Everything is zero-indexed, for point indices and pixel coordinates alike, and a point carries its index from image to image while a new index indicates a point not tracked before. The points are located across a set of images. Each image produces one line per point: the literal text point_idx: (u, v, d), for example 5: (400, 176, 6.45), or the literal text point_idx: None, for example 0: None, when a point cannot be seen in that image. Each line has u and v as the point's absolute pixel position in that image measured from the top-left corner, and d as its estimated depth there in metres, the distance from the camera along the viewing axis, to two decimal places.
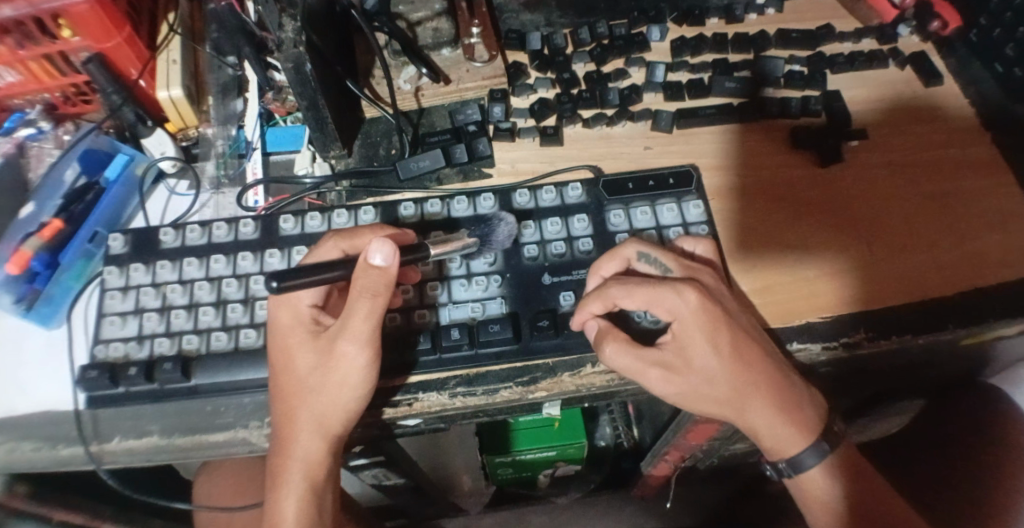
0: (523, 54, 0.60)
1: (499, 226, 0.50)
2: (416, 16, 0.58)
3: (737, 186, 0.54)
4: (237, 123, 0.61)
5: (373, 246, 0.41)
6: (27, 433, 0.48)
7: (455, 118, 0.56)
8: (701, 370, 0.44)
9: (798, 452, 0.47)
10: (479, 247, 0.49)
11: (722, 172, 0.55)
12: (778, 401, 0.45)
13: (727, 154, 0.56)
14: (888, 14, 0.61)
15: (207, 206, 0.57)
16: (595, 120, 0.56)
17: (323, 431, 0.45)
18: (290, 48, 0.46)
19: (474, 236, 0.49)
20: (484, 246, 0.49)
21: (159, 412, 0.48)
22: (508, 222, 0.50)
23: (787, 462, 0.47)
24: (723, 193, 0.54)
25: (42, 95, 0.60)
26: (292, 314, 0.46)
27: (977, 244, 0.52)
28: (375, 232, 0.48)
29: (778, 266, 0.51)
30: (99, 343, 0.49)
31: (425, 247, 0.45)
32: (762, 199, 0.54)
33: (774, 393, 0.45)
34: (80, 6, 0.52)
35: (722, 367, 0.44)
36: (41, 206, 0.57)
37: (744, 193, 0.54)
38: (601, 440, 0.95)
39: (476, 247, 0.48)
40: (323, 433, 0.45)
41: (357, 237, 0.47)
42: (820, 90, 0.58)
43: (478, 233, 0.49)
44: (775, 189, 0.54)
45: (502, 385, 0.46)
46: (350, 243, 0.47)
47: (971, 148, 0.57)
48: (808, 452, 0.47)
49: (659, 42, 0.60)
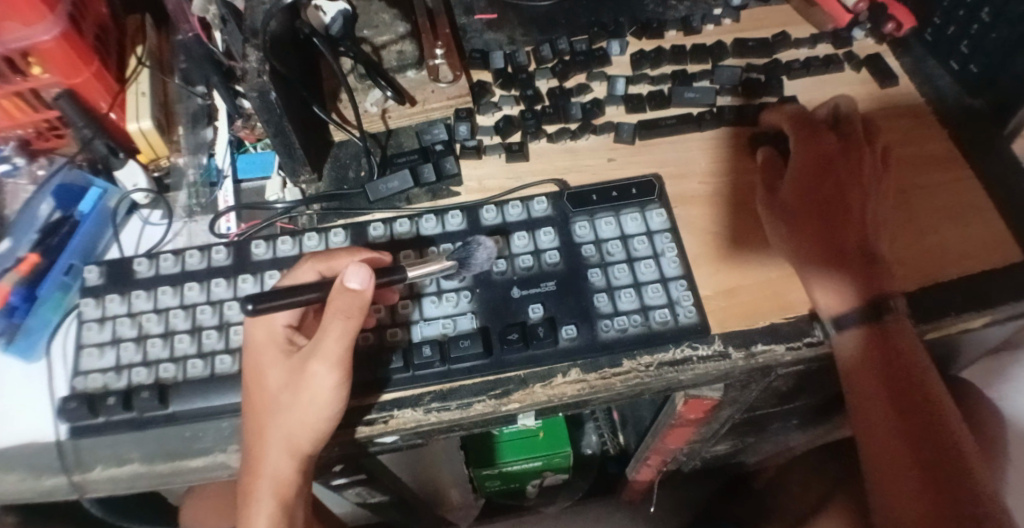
0: (487, 73, 0.61)
1: (477, 249, 0.50)
2: (380, 40, 0.60)
3: (703, 192, 0.55)
4: (207, 152, 0.62)
5: (349, 271, 0.42)
6: (8, 466, 0.49)
7: (422, 138, 0.57)
8: (787, 212, 0.53)
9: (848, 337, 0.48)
10: (457, 270, 0.49)
11: (685, 180, 0.56)
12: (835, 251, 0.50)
13: (691, 163, 0.57)
14: (842, 19, 0.63)
15: (180, 234, 0.58)
16: (559, 134, 0.57)
17: (294, 449, 0.45)
18: (254, 77, 0.47)
19: (452, 258, 0.49)
20: (461, 269, 0.49)
21: (138, 440, 0.48)
22: (486, 245, 0.50)
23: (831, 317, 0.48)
24: (689, 201, 0.55)
25: (14, 132, 0.61)
26: (268, 331, 0.47)
27: (935, 239, 0.53)
28: (344, 253, 0.48)
29: (750, 263, 0.52)
30: (78, 375, 0.50)
31: (402, 269, 0.46)
32: (728, 204, 0.55)
33: (828, 269, 0.50)
34: (47, 43, 0.53)
35: (804, 220, 0.52)
36: (17, 240, 0.58)
37: (707, 199, 0.55)
38: (587, 448, 0.97)
39: (454, 268, 0.49)
40: (294, 454, 0.46)
41: (334, 259, 0.48)
42: (777, 96, 0.60)
43: (455, 256, 0.49)
44: (741, 193, 0.56)
45: (475, 399, 0.47)
46: (327, 265, 0.48)
47: (928, 145, 0.58)
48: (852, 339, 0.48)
49: (619, 56, 0.62)
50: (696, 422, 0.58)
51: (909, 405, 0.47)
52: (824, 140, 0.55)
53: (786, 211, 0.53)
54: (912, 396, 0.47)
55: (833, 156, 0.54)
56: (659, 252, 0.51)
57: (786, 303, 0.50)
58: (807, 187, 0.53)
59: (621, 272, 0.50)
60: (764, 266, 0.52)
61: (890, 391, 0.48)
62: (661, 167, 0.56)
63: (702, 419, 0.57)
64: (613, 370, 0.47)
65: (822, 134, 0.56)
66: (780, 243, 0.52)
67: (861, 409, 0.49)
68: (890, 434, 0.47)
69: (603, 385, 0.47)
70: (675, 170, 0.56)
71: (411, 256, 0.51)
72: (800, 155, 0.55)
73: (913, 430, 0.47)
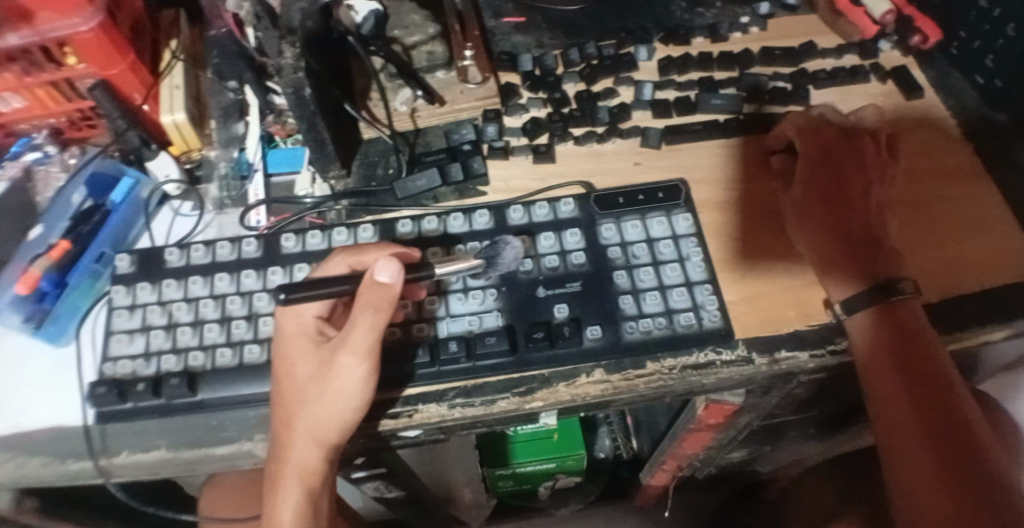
0: (515, 75, 0.62)
1: (505, 249, 0.51)
2: (411, 40, 0.61)
3: (730, 196, 0.56)
4: (238, 146, 0.62)
5: (379, 264, 0.43)
6: (35, 449, 0.50)
7: (451, 138, 0.58)
8: (798, 207, 0.54)
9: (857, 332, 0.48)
10: (485, 267, 0.50)
11: (708, 186, 0.57)
12: (848, 242, 0.51)
13: (717, 169, 0.57)
14: (868, 30, 0.64)
15: (210, 226, 0.59)
16: (585, 137, 0.58)
17: (320, 438, 0.46)
18: (290, 73, 0.48)
19: (481, 256, 0.51)
20: (489, 267, 0.50)
21: (164, 427, 0.49)
22: (514, 245, 0.51)
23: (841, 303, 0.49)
24: (713, 207, 0.55)
25: (47, 120, 0.62)
26: (297, 322, 0.47)
27: (956, 251, 0.53)
28: (374, 247, 0.49)
29: (773, 266, 0.53)
30: (107, 361, 0.51)
31: (430, 266, 0.47)
32: (752, 209, 0.56)
33: (846, 271, 0.50)
34: (84, 35, 0.54)
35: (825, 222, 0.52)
36: (49, 227, 0.59)
37: (732, 205, 0.56)
38: (599, 452, 0.95)
39: (481, 268, 0.50)
40: (320, 443, 0.46)
41: (364, 253, 0.49)
42: (803, 104, 0.60)
43: (483, 255, 0.51)
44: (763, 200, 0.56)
45: (499, 396, 0.47)
46: (357, 259, 0.48)
47: (949, 158, 0.58)
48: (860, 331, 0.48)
49: (646, 62, 0.63)
50: (715, 428, 0.58)
51: (922, 392, 0.47)
52: (844, 141, 0.56)
53: (805, 213, 0.53)
54: (924, 379, 0.47)
55: (852, 160, 0.55)
56: (684, 256, 0.51)
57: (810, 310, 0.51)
58: (816, 181, 0.54)
59: (646, 274, 0.50)
60: (785, 271, 0.52)
61: (907, 384, 0.47)
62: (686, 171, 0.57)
63: (721, 424, 0.57)
64: (637, 371, 0.47)
65: (829, 129, 0.56)
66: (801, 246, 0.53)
67: (875, 393, 0.48)
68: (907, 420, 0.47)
69: (626, 386, 0.47)
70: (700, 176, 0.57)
71: (438, 253, 0.51)
72: (807, 149, 0.55)
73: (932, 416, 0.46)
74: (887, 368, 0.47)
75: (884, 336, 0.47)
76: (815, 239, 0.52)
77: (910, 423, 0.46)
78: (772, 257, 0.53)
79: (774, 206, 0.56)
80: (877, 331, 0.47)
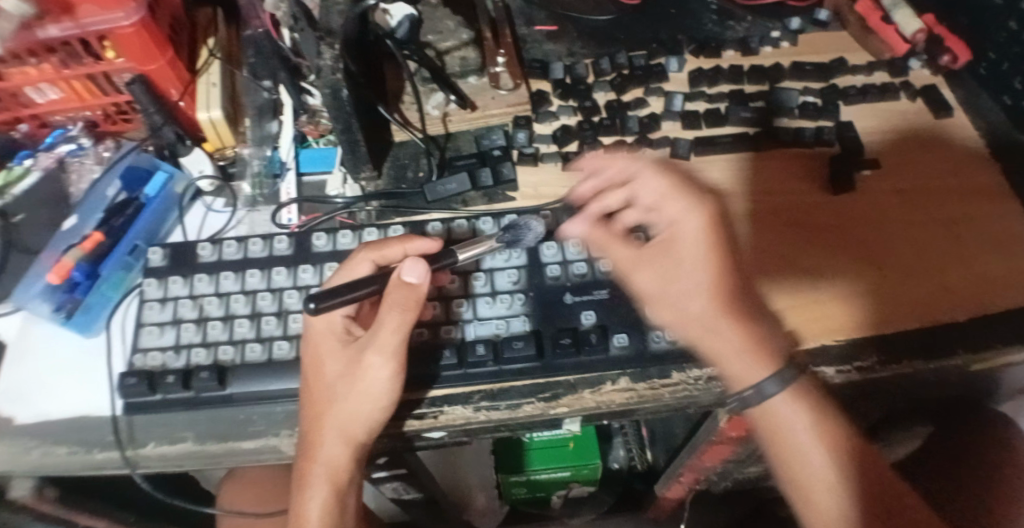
0: (546, 83, 0.63)
1: (526, 232, 0.52)
2: (444, 45, 0.62)
3: (684, 245, 0.48)
4: (271, 145, 0.64)
5: (406, 265, 0.45)
6: (61, 437, 0.50)
7: (481, 143, 0.59)
8: (741, 264, 0.49)
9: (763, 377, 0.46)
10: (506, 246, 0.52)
11: (668, 232, 0.48)
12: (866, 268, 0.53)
13: (676, 212, 0.48)
14: (899, 48, 0.64)
15: (243, 222, 0.60)
16: (616, 146, 0.58)
17: (348, 436, 0.47)
18: (328, 74, 0.49)
19: (503, 240, 0.52)
20: (511, 246, 0.52)
21: (192, 420, 0.50)
22: (535, 228, 0.52)
23: (752, 389, 0.46)
24: (664, 259, 0.48)
25: (83, 113, 0.64)
26: (326, 322, 0.48)
27: (985, 269, 0.53)
28: (395, 242, 0.49)
29: (710, 329, 0.47)
30: (138, 352, 0.51)
31: (452, 254, 0.49)
32: (712, 261, 0.47)
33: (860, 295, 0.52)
34: (126, 29, 0.55)
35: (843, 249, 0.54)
36: (83, 217, 0.60)
37: (686, 259, 0.47)
38: (614, 462, 0.96)
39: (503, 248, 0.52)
40: (347, 441, 0.47)
41: (384, 247, 0.49)
42: (833, 120, 0.60)
43: (505, 239, 0.52)
44: (723, 251, 0.47)
45: (524, 400, 0.48)
46: (380, 254, 0.49)
47: (976, 176, 0.58)
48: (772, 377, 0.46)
49: (677, 73, 0.63)
50: (736, 441, 0.58)
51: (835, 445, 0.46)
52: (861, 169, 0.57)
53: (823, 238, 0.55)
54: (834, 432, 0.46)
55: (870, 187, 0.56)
56: None
57: (733, 382, 0.47)
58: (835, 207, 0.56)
59: None
60: (810, 284, 0.53)
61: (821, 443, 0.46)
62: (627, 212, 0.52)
63: (743, 438, 0.57)
64: (662, 381, 0.48)
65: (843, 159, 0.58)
66: (824, 267, 0.54)
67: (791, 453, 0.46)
68: (834, 490, 0.45)
69: (651, 396, 0.48)
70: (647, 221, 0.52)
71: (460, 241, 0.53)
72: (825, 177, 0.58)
73: (854, 479, 0.45)
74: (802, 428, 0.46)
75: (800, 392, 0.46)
76: (807, 281, 0.53)
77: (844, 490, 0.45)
78: (713, 318, 0.47)
79: (800, 221, 0.56)
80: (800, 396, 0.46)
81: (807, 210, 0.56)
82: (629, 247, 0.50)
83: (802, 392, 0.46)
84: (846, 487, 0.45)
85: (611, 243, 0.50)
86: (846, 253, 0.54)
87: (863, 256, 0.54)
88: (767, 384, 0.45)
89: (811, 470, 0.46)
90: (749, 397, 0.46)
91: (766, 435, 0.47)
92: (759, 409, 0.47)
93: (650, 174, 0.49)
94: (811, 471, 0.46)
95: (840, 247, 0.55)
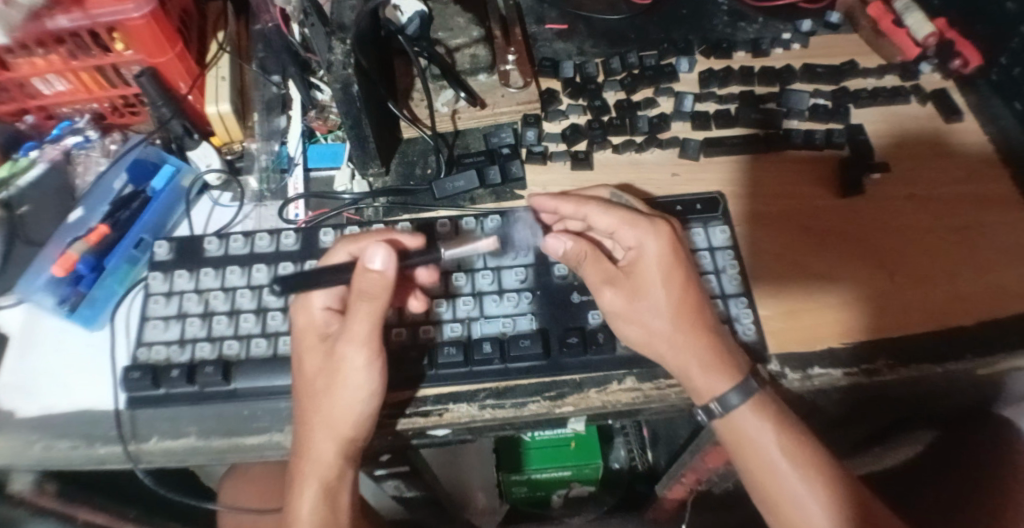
0: (556, 82, 0.62)
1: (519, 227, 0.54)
2: (454, 42, 0.61)
3: (646, 268, 0.48)
4: (279, 139, 0.64)
5: (369, 251, 0.42)
6: (64, 431, 0.50)
7: (489, 141, 0.59)
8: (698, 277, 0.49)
9: (725, 390, 0.46)
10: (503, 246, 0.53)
11: (629, 256, 0.49)
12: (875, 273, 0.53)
13: (635, 238, 0.48)
14: (910, 52, 0.63)
15: (249, 217, 0.60)
16: (624, 146, 0.58)
17: (335, 434, 0.46)
18: (339, 70, 0.49)
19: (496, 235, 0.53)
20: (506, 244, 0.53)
21: (196, 415, 0.50)
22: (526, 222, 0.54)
23: (715, 401, 0.46)
24: (627, 280, 0.48)
25: (90, 105, 0.63)
26: (307, 317, 0.48)
27: (996, 278, 0.53)
28: (371, 234, 0.49)
29: (679, 346, 0.46)
30: (141, 346, 0.51)
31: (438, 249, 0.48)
32: (672, 286, 0.47)
33: (867, 301, 0.52)
34: (136, 21, 0.55)
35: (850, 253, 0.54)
36: (89, 210, 0.60)
37: (647, 283, 0.47)
38: (615, 463, 0.96)
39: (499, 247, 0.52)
40: (334, 437, 0.46)
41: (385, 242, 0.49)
42: (843, 123, 0.60)
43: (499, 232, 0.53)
44: (684, 274, 0.47)
45: (530, 399, 0.48)
46: (357, 245, 0.48)
47: (990, 184, 0.58)
48: (734, 390, 0.46)
49: (687, 73, 0.63)
50: None
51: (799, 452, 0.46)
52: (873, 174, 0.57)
53: (833, 242, 0.55)
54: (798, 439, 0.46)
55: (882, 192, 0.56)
56: (720, 269, 0.52)
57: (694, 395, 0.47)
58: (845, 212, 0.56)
59: None
60: (820, 289, 0.53)
61: (785, 452, 0.46)
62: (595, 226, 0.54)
63: None
64: (669, 382, 0.49)
65: (855, 161, 0.58)
66: (833, 271, 0.53)
67: (754, 464, 0.46)
68: (803, 504, 0.45)
69: (658, 395, 0.48)
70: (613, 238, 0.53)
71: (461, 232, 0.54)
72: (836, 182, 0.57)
73: (823, 492, 0.45)
74: (767, 440, 0.46)
75: (759, 413, 0.46)
76: (814, 285, 0.53)
77: (809, 495, 0.45)
78: (674, 337, 0.46)
79: (810, 226, 0.56)
80: (753, 414, 0.46)
81: (818, 214, 0.56)
82: (601, 267, 0.48)
83: (766, 405, 0.47)
84: (814, 500, 0.45)
85: (584, 261, 0.48)
86: (857, 257, 0.54)
87: (873, 260, 0.54)
88: (728, 397, 0.46)
89: (778, 481, 0.46)
90: (728, 402, 0.46)
91: (734, 453, 0.47)
92: (724, 423, 0.47)
93: (601, 208, 0.49)
94: (779, 486, 0.45)
95: (850, 251, 0.54)
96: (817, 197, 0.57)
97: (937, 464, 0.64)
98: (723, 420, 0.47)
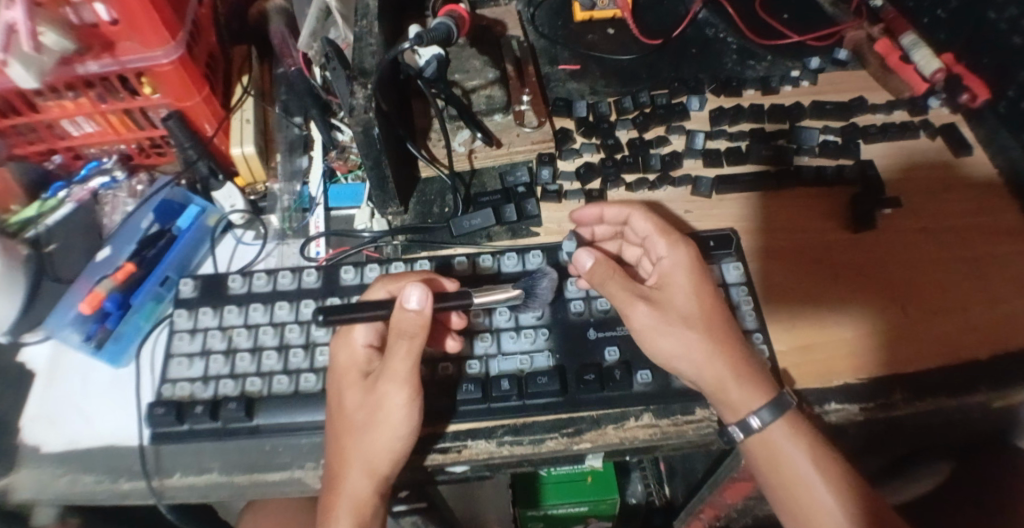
0: (569, 120, 0.64)
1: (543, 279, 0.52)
2: (470, 84, 0.63)
3: (676, 276, 0.50)
4: (301, 180, 0.66)
5: (408, 291, 0.45)
6: (88, 466, 0.51)
7: (505, 180, 0.60)
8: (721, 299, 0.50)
9: (757, 406, 0.46)
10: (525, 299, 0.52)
11: (659, 268, 0.51)
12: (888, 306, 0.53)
13: (665, 247, 0.51)
14: (918, 87, 0.64)
15: (272, 255, 0.62)
16: (638, 184, 0.60)
17: (374, 471, 0.46)
18: (361, 113, 0.49)
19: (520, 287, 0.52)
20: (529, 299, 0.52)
21: (218, 451, 0.51)
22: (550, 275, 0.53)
23: (740, 421, 0.46)
24: (657, 295, 0.49)
25: (118, 146, 0.66)
26: (349, 354, 0.49)
27: (1010, 309, 0.53)
28: (413, 274, 0.51)
29: (715, 355, 0.47)
30: (166, 382, 0.52)
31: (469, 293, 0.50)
32: (702, 297, 0.49)
33: (880, 334, 0.52)
34: (165, 67, 0.57)
35: (861, 287, 0.54)
36: (117, 249, 0.61)
37: (676, 294, 0.49)
38: (632, 498, 0.94)
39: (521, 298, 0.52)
40: (370, 474, 0.46)
41: (399, 279, 0.51)
42: (854, 159, 0.61)
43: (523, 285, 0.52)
44: (712, 290, 0.49)
45: (547, 435, 0.49)
46: (394, 285, 0.50)
47: (1001, 215, 0.58)
48: (766, 407, 0.46)
49: (698, 111, 0.64)
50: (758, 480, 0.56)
51: (829, 467, 0.46)
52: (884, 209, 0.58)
53: (846, 276, 0.55)
54: (830, 455, 0.46)
55: None
56: (736, 304, 0.52)
57: (727, 410, 0.47)
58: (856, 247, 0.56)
59: None
60: (833, 322, 0.53)
61: (817, 466, 0.46)
62: (628, 252, 0.57)
63: None
64: (686, 418, 0.49)
65: (865, 197, 0.59)
66: (845, 304, 0.54)
67: (784, 478, 0.46)
68: (833, 519, 0.45)
69: (675, 432, 0.49)
70: (643, 260, 0.56)
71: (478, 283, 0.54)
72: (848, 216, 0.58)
73: (854, 509, 0.45)
74: (799, 455, 0.46)
75: (789, 429, 0.46)
76: (827, 317, 0.53)
77: (834, 508, 0.45)
78: (705, 357, 0.47)
79: (822, 260, 0.56)
80: (786, 436, 0.46)
81: (830, 248, 0.57)
82: (629, 286, 0.49)
83: (799, 423, 0.47)
84: (843, 517, 0.45)
85: (610, 280, 0.49)
86: (869, 290, 0.54)
87: (886, 293, 0.54)
88: (763, 410, 0.46)
89: (807, 494, 0.46)
90: (747, 424, 0.46)
91: (766, 469, 0.47)
92: (755, 440, 0.47)
93: (642, 213, 0.53)
94: (809, 498, 0.46)
95: (862, 283, 0.55)
96: (828, 232, 0.58)
97: (951, 498, 0.63)
98: (757, 436, 0.47)
